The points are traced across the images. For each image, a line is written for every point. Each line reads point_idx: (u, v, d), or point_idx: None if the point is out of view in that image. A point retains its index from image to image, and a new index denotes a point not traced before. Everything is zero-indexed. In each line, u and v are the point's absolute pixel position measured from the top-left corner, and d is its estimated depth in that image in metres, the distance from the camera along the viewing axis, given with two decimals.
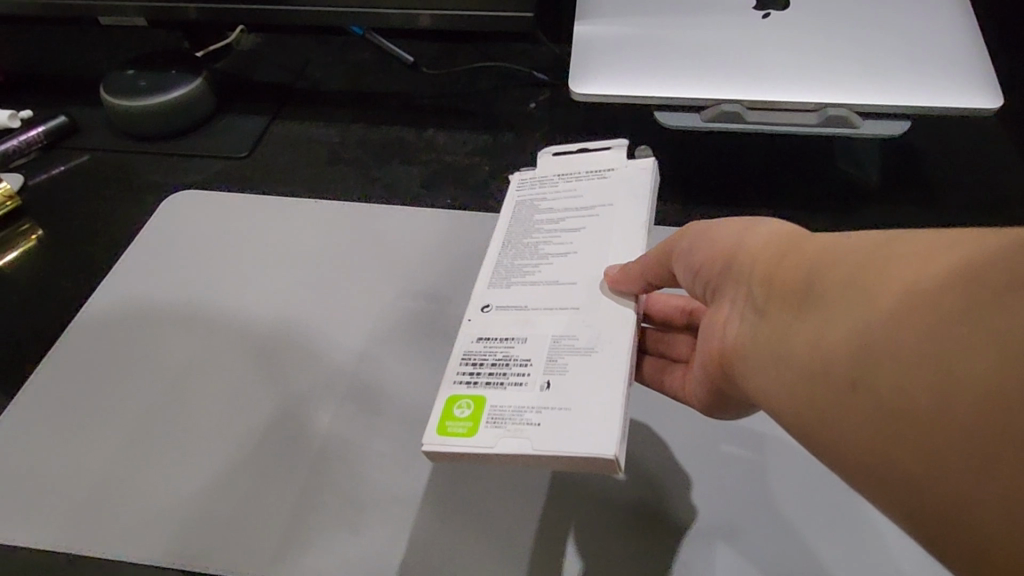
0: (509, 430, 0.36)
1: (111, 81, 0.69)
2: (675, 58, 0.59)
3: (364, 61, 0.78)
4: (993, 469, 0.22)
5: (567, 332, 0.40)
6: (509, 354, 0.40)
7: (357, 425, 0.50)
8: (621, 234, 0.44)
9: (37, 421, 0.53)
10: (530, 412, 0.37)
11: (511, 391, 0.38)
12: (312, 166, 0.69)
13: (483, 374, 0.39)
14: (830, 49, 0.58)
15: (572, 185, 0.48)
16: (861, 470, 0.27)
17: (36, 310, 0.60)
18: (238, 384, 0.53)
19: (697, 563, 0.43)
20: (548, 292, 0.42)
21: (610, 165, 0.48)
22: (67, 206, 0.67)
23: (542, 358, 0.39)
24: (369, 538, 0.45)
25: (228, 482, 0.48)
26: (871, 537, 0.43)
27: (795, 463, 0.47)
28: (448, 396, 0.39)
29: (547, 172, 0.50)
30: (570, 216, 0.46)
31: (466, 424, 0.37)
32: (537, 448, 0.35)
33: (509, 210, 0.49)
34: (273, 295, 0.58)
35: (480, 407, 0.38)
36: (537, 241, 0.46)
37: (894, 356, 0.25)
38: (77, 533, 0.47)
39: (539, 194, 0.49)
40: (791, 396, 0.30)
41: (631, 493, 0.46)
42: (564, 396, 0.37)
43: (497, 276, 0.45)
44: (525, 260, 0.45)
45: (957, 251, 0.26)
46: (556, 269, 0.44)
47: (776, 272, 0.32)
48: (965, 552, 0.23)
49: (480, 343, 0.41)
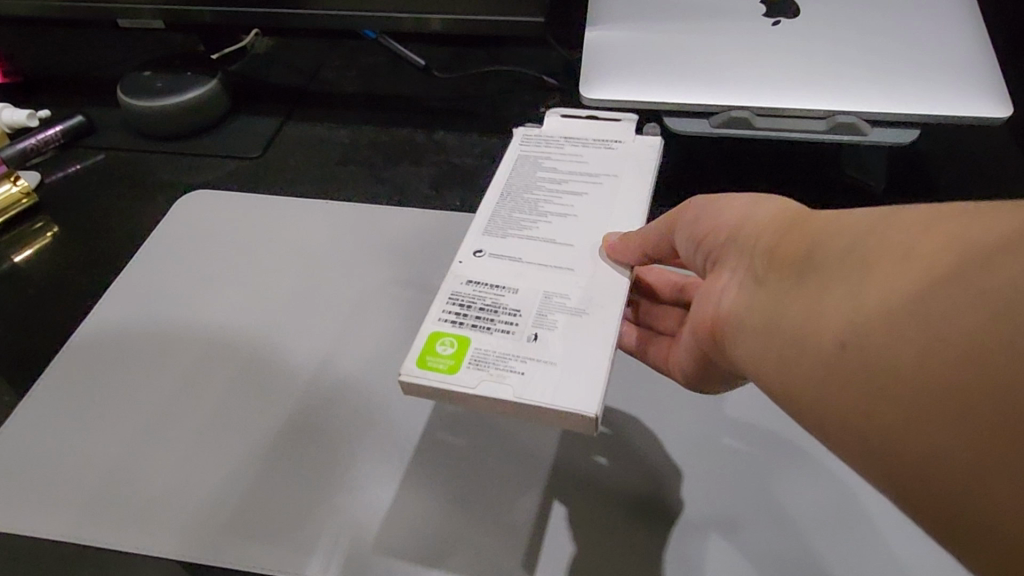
0: (491, 373, 0.37)
1: (128, 82, 0.71)
2: (684, 64, 0.59)
3: (377, 64, 0.79)
4: (985, 440, 0.23)
5: (560, 291, 0.41)
6: (498, 302, 0.40)
7: (369, 421, 0.51)
8: (623, 204, 0.46)
9: (51, 412, 0.54)
10: (514, 360, 0.37)
11: (496, 336, 0.39)
12: (325, 166, 0.70)
13: (470, 317, 0.40)
14: (839, 56, 0.58)
15: (577, 149, 0.50)
16: (848, 440, 0.27)
17: (51, 303, 0.61)
18: (250, 380, 0.54)
19: (700, 560, 0.43)
20: (545, 249, 0.43)
21: (619, 138, 0.50)
22: (82, 202, 0.68)
23: (532, 310, 0.40)
24: (377, 531, 0.46)
25: (241, 474, 0.49)
26: (870, 538, 0.44)
27: (797, 464, 0.47)
28: (431, 332, 0.39)
29: (553, 135, 0.51)
30: (572, 179, 0.48)
31: (449, 360, 0.38)
32: (519, 396, 0.36)
33: (512, 162, 0.50)
34: (284, 291, 0.59)
35: (463, 347, 0.38)
36: (537, 199, 0.47)
37: (888, 327, 0.26)
38: (90, 521, 0.48)
39: (542, 152, 0.50)
40: (782, 365, 0.30)
41: (634, 490, 0.47)
42: (550, 348, 0.37)
43: (494, 225, 0.45)
44: (522, 215, 0.46)
45: (953, 223, 0.26)
46: (555, 227, 0.45)
47: (777, 244, 0.33)
48: (953, 524, 0.24)
49: (470, 286, 0.42)
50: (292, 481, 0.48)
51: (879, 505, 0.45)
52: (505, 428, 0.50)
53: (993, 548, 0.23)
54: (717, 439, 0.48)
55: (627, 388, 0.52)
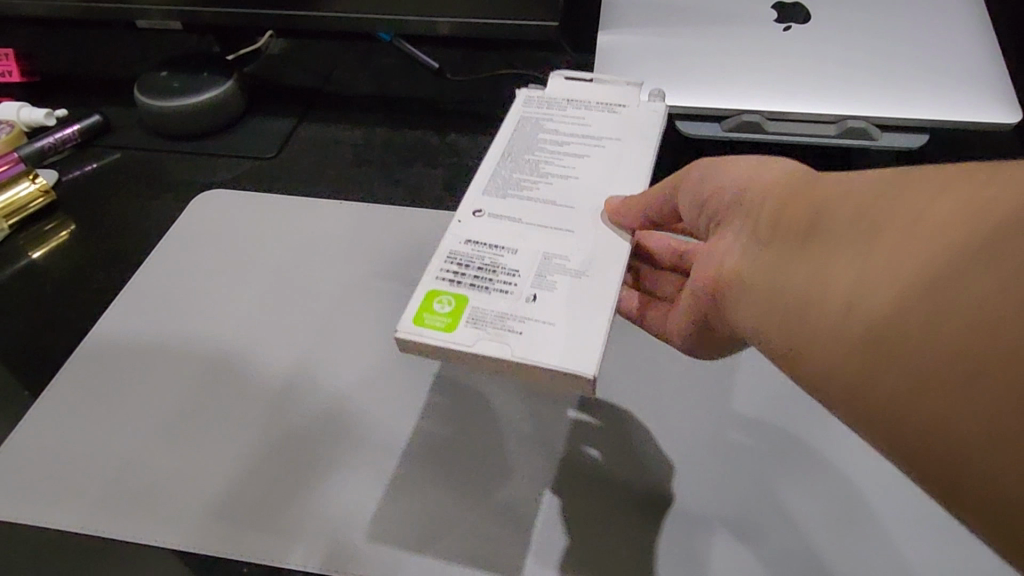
0: (489, 333, 0.37)
1: (146, 82, 0.71)
2: (697, 69, 0.60)
3: (391, 66, 0.80)
4: (986, 404, 0.23)
5: (559, 252, 0.40)
6: (497, 262, 0.40)
7: (384, 416, 0.51)
8: (626, 168, 0.44)
9: (65, 405, 0.54)
10: (513, 320, 0.37)
11: (495, 297, 0.38)
12: (340, 166, 0.71)
13: (468, 276, 0.39)
14: (850, 62, 0.59)
15: (580, 111, 0.48)
16: (852, 399, 0.28)
17: (69, 299, 0.62)
18: (267, 375, 0.54)
19: (716, 558, 0.44)
20: (545, 211, 0.42)
21: (624, 100, 0.48)
22: (99, 201, 0.69)
23: (531, 270, 0.39)
24: (390, 528, 0.46)
25: (256, 467, 0.49)
26: (880, 538, 0.44)
27: (808, 466, 0.47)
28: (428, 290, 0.39)
29: (556, 95, 0.49)
30: (574, 141, 0.46)
31: (446, 319, 0.37)
32: (516, 356, 0.36)
33: (512, 123, 0.48)
34: (296, 286, 0.59)
35: (462, 306, 0.38)
36: (537, 160, 0.45)
37: (897, 289, 0.27)
38: (105, 514, 0.48)
39: (545, 113, 0.48)
40: (788, 327, 0.31)
41: (646, 487, 0.47)
42: (548, 310, 0.37)
43: (494, 184, 0.44)
44: (523, 176, 0.45)
45: (965, 185, 0.27)
46: (556, 189, 0.43)
47: (783, 207, 0.34)
48: (949, 484, 0.25)
49: (468, 245, 0.41)
50: (307, 476, 0.48)
51: (890, 505, 0.45)
52: (518, 426, 0.50)
53: (990, 509, 0.24)
54: (729, 438, 0.49)
55: (639, 385, 0.52)
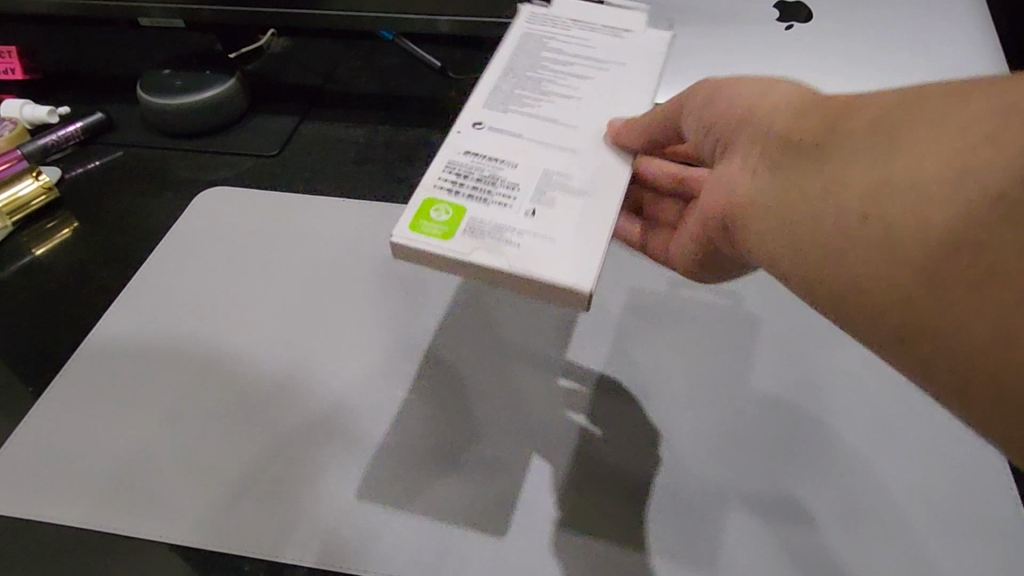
0: (486, 241, 0.37)
1: (148, 81, 0.71)
2: (699, 68, 0.60)
3: (392, 64, 0.80)
4: (1020, 315, 0.25)
5: (559, 169, 0.40)
6: (496, 175, 0.40)
7: (387, 413, 0.51)
8: (629, 89, 0.44)
9: (67, 400, 0.53)
10: (511, 232, 0.37)
11: (493, 208, 0.38)
12: (342, 164, 0.71)
13: (466, 187, 0.39)
14: (852, 63, 0.59)
15: (584, 33, 0.47)
16: (875, 317, 0.29)
17: (71, 296, 0.62)
18: (271, 372, 0.54)
19: (719, 556, 0.44)
20: (547, 128, 0.42)
21: (628, 26, 0.48)
22: (102, 197, 0.69)
23: (531, 187, 0.39)
24: (394, 524, 0.46)
25: (259, 464, 0.49)
26: (881, 537, 0.45)
27: (811, 466, 0.48)
28: (426, 199, 0.39)
29: (559, 15, 0.48)
30: (579, 63, 0.46)
31: (442, 227, 0.37)
32: (513, 267, 0.36)
33: (515, 38, 0.47)
34: (299, 285, 0.60)
35: (460, 215, 0.38)
36: (539, 78, 0.45)
37: (929, 208, 0.27)
38: (108, 509, 0.48)
39: (549, 32, 0.47)
40: (804, 255, 0.32)
41: (649, 486, 0.47)
42: (546, 224, 0.38)
43: (495, 99, 0.44)
44: (524, 92, 0.44)
45: (987, 98, 0.28)
46: (557, 108, 0.43)
47: (795, 126, 0.34)
48: (971, 392, 0.26)
49: (467, 156, 0.41)
50: (311, 474, 0.48)
51: (886, 503, 0.46)
52: (521, 423, 0.50)
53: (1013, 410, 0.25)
54: (728, 434, 0.49)
55: (643, 383, 0.52)
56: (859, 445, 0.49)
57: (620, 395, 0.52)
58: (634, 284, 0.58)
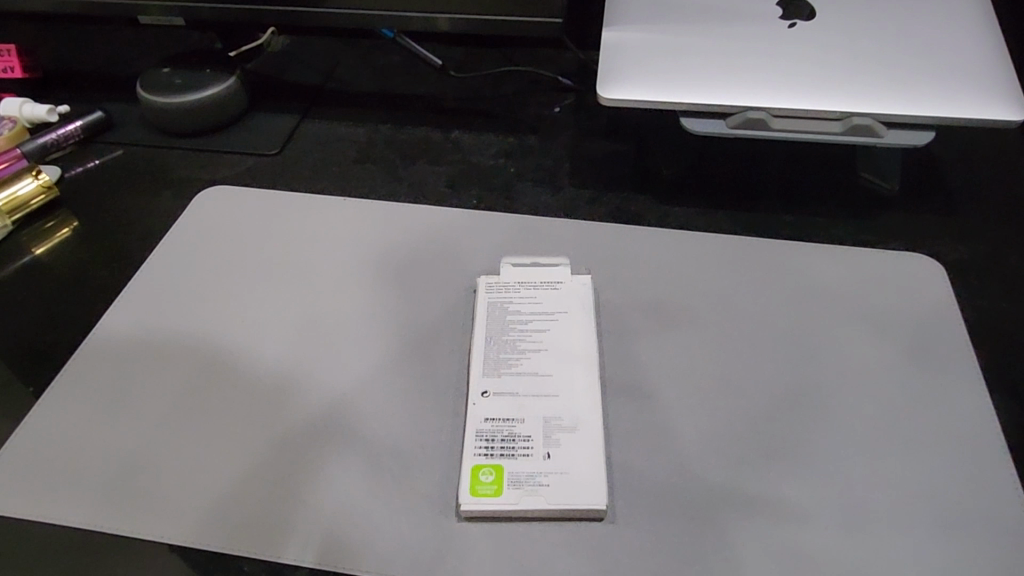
0: (527, 490, 0.46)
1: (148, 79, 0.71)
2: (702, 65, 0.59)
3: (393, 63, 0.80)
4: None
5: (554, 413, 0.49)
6: (514, 432, 0.49)
7: (388, 411, 0.51)
8: (581, 335, 0.53)
9: (66, 400, 0.53)
10: (541, 475, 0.46)
11: (522, 461, 0.47)
12: (342, 163, 0.70)
13: (498, 448, 0.48)
14: (855, 60, 0.59)
15: (531, 293, 0.56)
16: None
17: (71, 295, 0.61)
18: (271, 372, 0.53)
19: (723, 556, 0.44)
20: (532, 382, 0.51)
21: (559, 281, 0.57)
22: (102, 197, 0.69)
23: (540, 434, 0.48)
24: (397, 524, 0.46)
25: (259, 464, 0.49)
26: (887, 539, 0.45)
27: (815, 466, 0.48)
28: (471, 465, 0.47)
29: (508, 281, 0.57)
30: (536, 319, 0.54)
31: (493, 486, 0.46)
32: (553, 503, 0.45)
33: (483, 313, 0.55)
34: (300, 283, 0.59)
35: (501, 473, 0.47)
36: (513, 338, 0.53)
37: None
38: (109, 510, 0.47)
39: (506, 298, 0.56)
40: None
41: (657, 488, 0.47)
42: (564, 461, 0.47)
43: (490, 367, 0.52)
44: (508, 354, 0.53)
45: None
46: (535, 363, 0.52)
47: None
48: None
49: (488, 422, 0.49)
50: (312, 474, 0.48)
51: (889, 503, 0.46)
52: None
53: None
54: (731, 434, 0.49)
55: (647, 384, 0.52)
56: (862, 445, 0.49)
57: (624, 397, 0.52)
58: (636, 284, 0.58)
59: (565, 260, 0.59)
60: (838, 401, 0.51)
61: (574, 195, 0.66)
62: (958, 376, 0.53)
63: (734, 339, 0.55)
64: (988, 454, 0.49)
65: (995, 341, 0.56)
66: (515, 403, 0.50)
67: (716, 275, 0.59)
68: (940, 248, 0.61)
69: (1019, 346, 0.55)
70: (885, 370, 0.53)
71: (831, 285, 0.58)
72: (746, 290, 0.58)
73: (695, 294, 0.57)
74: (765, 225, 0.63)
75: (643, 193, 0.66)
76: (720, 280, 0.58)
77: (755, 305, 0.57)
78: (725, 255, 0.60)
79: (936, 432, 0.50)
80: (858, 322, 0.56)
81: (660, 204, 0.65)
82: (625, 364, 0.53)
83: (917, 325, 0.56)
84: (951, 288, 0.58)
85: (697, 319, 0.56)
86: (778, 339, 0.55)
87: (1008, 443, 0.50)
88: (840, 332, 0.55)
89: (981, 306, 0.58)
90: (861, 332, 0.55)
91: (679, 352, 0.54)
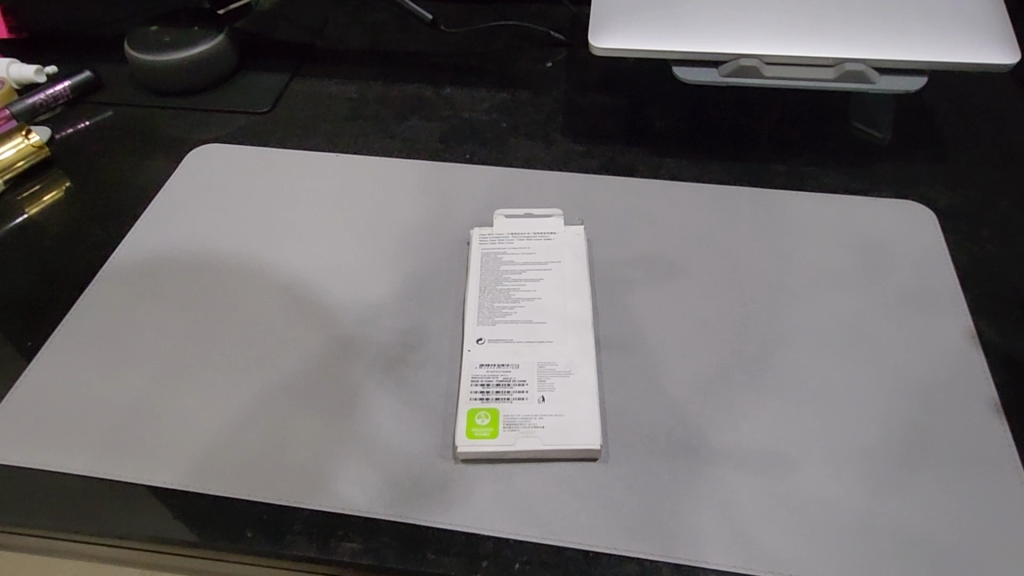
0: (522, 432, 0.47)
1: (136, 36, 0.70)
2: (695, 13, 0.59)
3: (383, 20, 0.79)
4: None
5: (549, 358, 0.50)
6: (509, 377, 0.49)
7: (383, 359, 0.51)
8: (576, 284, 0.54)
9: (64, 353, 0.53)
10: (535, 418, 0.47)
11: (517, 404, 0.48)
12: (334, 120, 0.70)
13: (493, 392, 0.49)
14: (849, 5, 0.58)
15: (524, 243, 0.56)
16: None
17: (65, 254, 0.61)
18: (270, 323, 0.54)
19: (716, 491, 0.45)
20: (526, 329, 0.51)
21: (552, 230, 0.57)
22: (93, 157, 0.69)
23: (534, 378, 0.49)
24: (394, 466, 0.47)
25: (257, 412, 0.49)
26: (875, 474, 0.46)
27: (803, 407, 0.49)
28: (468, 409, 0.48)
29: (502, 232, 0.57)
30: (530, 268, 0.55)
31: (488, 428, 0.47)
32: (547, 444, 0.46)
33: (475, 263, 0.55)
34: (294, 237, 0.59)
35: (496, 417, 0.47)
36: (506, 287, 0.54)
37: None
38: (109, 457, 0.48)
39: (499, 248, 0.56)
40: None
41: (652, 430, 0.48)
42: (559, 404, 0.48)
43: (484, 316, 0.52)
44: (502, 302, 0.53)
45: None
46: (529, 310, 0.52)
47: None
48: None
49: (484, 367, 0.50)
50: (311, 419, 0.49)
51: (875, 441, 0.47)
52: None
53: None
54: (724, 378, 0.50)
55: (641, 331, 0.53)
56: (850, 387, 0.50)
57: (617, 343, 0.52)
58: (629, 234, 0.59)
59: (560, 211, 0.59)
60: (828, 345, 0.52)
61: (567, 148, 0.66)
62: (946, 319, 0.53)
63: (726, 287, 0.55)
64: (974, 392, 0.50)
65: (985, 284, 0.56)
66: (510, 349, 0.50)
67: (709, 225, 0.59)
68: (934, 195, 0.61)
69: (1008, 289, 0.56)
70: (875, 315, 0.53)
71: (824, 234, 0.58)
72: (738, 239, 0.58)
73: (688, 244, 0.58)
74: (759, 175, 0.63)
75: (637, 146, 0.66)
76: (713, 230, 0.59)
77: (748, 254, 0.57)
78: (719, 205, 0.60)
79: (923, 372, 0.51)
80: (850, 269, 0.56)
81: (653, 156, 0.65)
82: (618, 312, 0.54)
83: (906, 270, 0.56)
84: (942, 234, 0.59)
85: (690, 267, 0.56)
86: (770, 285, 0.55)
87: (997, 383, 0.51)
88: (832, 280, 0.56)
89: (974, 251, 0.58)
90: (853, 277, 0.56)
91: (673, 300, 0.54)
